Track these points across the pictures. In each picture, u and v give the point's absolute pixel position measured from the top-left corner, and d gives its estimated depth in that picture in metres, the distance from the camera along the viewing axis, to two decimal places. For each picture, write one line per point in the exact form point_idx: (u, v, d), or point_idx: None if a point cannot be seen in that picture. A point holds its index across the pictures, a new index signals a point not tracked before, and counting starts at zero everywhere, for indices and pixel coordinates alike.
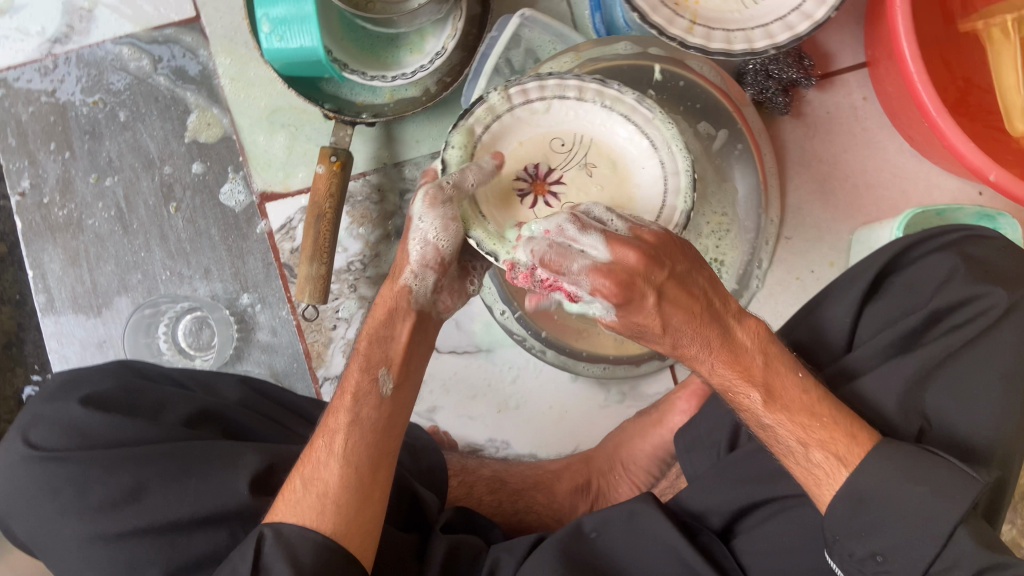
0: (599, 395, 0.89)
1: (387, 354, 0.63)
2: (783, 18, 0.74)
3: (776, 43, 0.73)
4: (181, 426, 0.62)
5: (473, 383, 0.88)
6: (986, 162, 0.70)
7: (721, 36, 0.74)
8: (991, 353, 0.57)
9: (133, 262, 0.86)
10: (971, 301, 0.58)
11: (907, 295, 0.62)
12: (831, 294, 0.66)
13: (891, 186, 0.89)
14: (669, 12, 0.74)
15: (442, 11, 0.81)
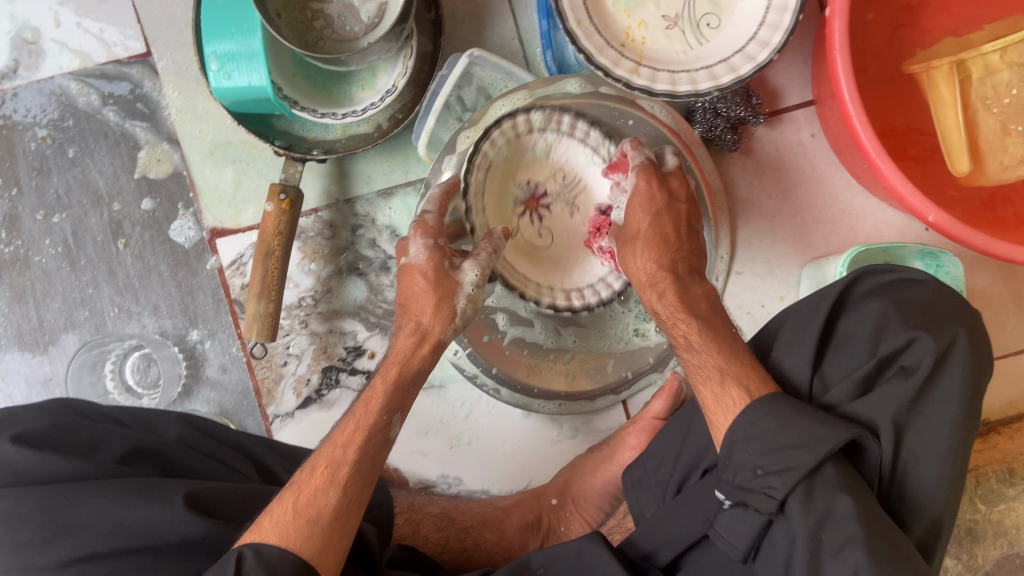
0: (552, 430, 0.89)
1: (403, 398, 0.68)
2: (726, 60, 0.75)
3: (720, 84, 0.74)
4: (115, 464, 0.62)
5: (426, 419, 0.88)
6: (925, 203, 0.71)
7: (665, 77, 0.75)
8: (942, 390, 0.56)
9: (81, 298, 0.85)
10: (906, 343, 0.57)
11: (852, 337, 0.61)
12: (789, 338, 0.65)
13: (838, 223, 0.90)
14: (616, 53, 0.75)
15: (393, 49, 0.81)
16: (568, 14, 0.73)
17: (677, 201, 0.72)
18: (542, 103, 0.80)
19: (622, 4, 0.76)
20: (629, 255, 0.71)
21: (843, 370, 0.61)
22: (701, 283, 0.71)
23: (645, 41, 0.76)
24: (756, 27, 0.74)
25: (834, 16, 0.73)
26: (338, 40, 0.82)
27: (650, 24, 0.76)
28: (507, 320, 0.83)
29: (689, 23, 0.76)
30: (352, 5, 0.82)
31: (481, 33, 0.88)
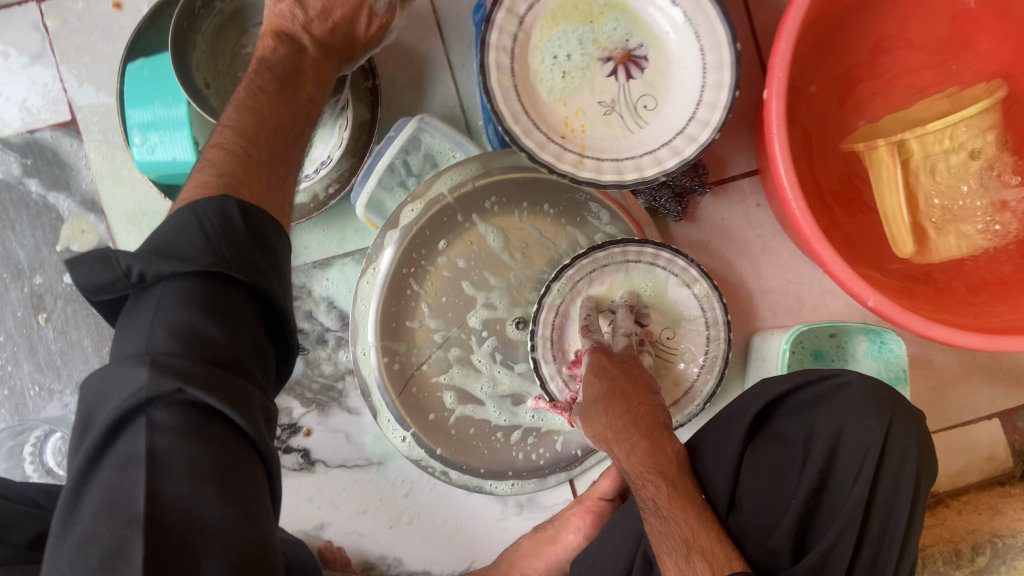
0: (496, 507, 0.86)
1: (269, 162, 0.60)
2: (668, 144, 0.74)
3: (665, 169, 0.74)
4: (25, 547, 0.57)
5: (363, 498, 0.85)
6: (865, 290, 0.69)
7: (610, 166, 0.74)
8: (890, 478, 0.65)
9: (0, 376, 0.82)
10: (820, 460, 0.66)
11: (772, 463, 0.68)
12: (714, 440, 0.72)
13: (785, 294, 0.88)
14: (558, 147, 0.74)
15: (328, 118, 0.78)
16: (504, 113, 0.72)
17: (630, 365, 0.75)
18: (486, 178, 0.79)
19: (556, 92, 0.75)
20: (597, 428, 0.73)
21: (758, 496, 0.67)
22: (671, 439, 0.71)
23: (585, 130, 0.76)
24: (693, 107, 0.73)
25: (772, 97, 0.70)
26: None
27: (587, 111, 0.76)
28: (454, 398, 0.81)
29: (626, 107, 0.76)
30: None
31: (421, 101, 0.86)
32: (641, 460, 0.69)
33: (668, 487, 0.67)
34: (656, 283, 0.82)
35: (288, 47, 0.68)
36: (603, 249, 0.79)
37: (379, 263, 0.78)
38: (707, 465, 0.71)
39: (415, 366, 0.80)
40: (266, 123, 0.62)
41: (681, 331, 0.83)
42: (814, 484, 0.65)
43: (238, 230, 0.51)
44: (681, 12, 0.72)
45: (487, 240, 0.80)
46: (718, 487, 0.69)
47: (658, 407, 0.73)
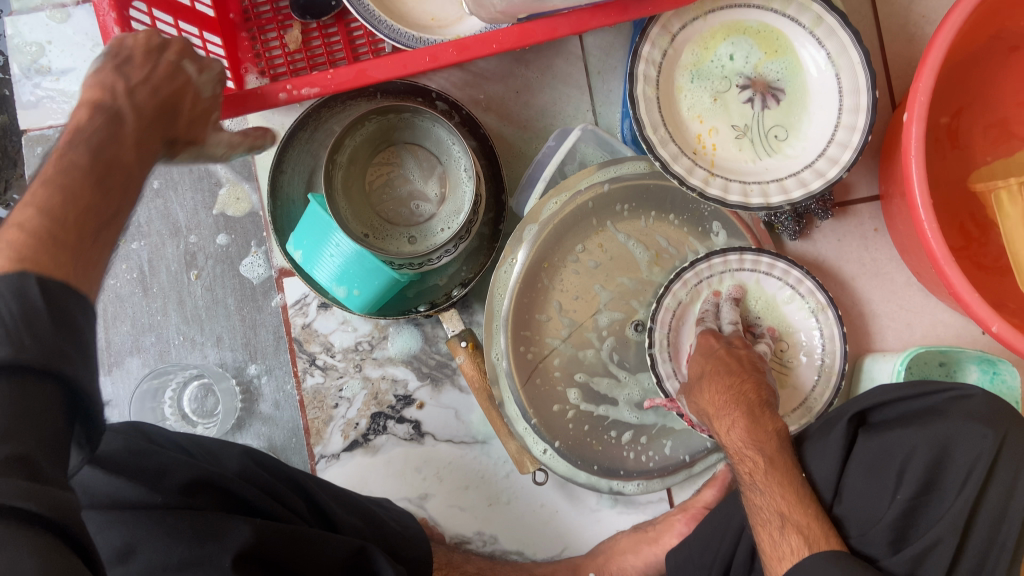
0: (591, 498, 0.89)
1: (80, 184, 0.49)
2: (797, 174, 0.76)
3: (791, 199, 0.75)
4: (178, 493, 0.61)
5: (467, 474, 0.89)
6: (990, 313, 0.70)
7: (738, 188, 0.76)
8: (1001, 482, 0.62)
9: (150, 323, 0.89)
10: (926, 462, 0.63)
11: (875, 458, 0.66)
12: (820, 434, 0.71)
13: (895, 319, 0.90)
14: (689, 161, 0.77)
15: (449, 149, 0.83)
16: (645, 121, 0.75)
17: (737, 347, 0.76)
18: (621, 183, 0.83)
19: (696, 109, 0.79)
20: (702, 404, 0.74)
21: (861, 490, 0.65)
22: (774, 417, 0.70)
23: (716, 148, 0.79)
24: (832, 129, 0.76)
25: (912, 120, 0.73)
26: (420, 223, 0.85)
27: (720, 132, 0.79)
28: (579, 395, 0.85)
29: (757, 134, 0.79)
30: (416, 189, 0.86)
31: (555, 102, 0.90)
32: (735, 440, 0.69)
33: (766, 462, 0.66)
34: (779, 300, 0.86)
35: (102, 114, 0.54)
36: (718, 254, 0.84)
37: (516, 254, 0.82)
38: (812, 452, 0.70)
39: (542, 357, 0.84)
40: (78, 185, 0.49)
41: (794, 341, 0.86)
42: (919, 483, 0.63)
43: (44, 298, 0.41)
44: (825, 54, 0.76)
45: (625, 248, 0.85)
46: (824, 474, 0.68)
47: (773, 390, 0.73)
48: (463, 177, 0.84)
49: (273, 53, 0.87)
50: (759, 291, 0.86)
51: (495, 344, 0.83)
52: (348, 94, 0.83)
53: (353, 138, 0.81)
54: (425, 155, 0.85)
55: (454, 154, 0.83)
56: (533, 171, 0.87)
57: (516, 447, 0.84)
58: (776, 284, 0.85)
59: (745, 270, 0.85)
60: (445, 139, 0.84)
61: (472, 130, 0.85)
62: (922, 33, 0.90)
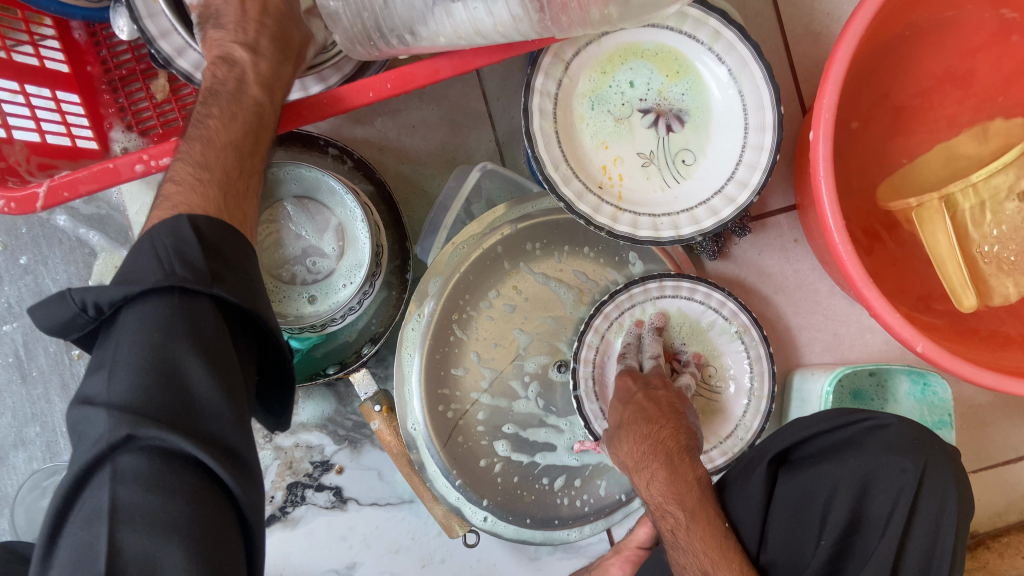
0: (528, 548, 0.85)
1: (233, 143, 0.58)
2: (706, 203, 0.73)
3: (701, 228, 0.72)
4: None
5: (396, 537, 0.84)
6: (913, 334, 0.68)
7: (647, 222, 0.72)
8: (927, 517, 0.60)
9: (31, 412, 0.81)
10: (850, 504, 0.61)
11: (797, 502, 0.63)
12: (742, 472, 0.67)
13: (822, 330, 0.88)
14: (595, 197, 0.72)
15: (341, 199, 0.78)
16: (544, 159, 0.71)
17: (656, 388, 0.70)
18: (529, 221, 0.78)
19: (599, 137, 0.74)
20: (621, 455, 0.69)
21: (785, 534, 0.63)
22: (695, 462, 0.66)
23: (622, 179, 0.74)
24: (739, 151, 0.73)
25: (818, 139, 0.70)
26: (319, 279, 0.80)
27: (625, 160, 0.75)
28: (507, 446, 0.81)
29: (663, 160, 0.75)
30: (312, 244, 0.81)
31: (455, 135, 0.85)
32: (655, 496, 0.65)
33: (687, 516, 0.63)
34: (700, 323, 0.83)
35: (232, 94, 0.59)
36: (637, 284, 0.80)
37: (422, 308, 0.76)
38: (736, 497, 0.67)
39: (462, 413, 0.79)
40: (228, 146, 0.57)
41: (721, 366, 0.84)
42: (842, 528, 0.60)
43: (201, 253, 0.48)
44: (726, 70, 0.72)
45: (539, 286, 0.81)
46: (748, 521, 0.65)
47: (695, 434, 0.68)
48: (358, 226, 0.78)
49: (139, 107, 0.80)
50: (681, 317, 0.83)
51: (411, 414, 0.77)
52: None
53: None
54: (317, 208, 0.80)
55: (346, 204, 0.78)
56: (435, 216, 0.81)
57: (442, 511, 0.79)
58: (699, 309, 0.82)
59: (665, 299, 0.82)
60: (337, 189, 0.78)
61: (367, 176, 0.81)
62: (826, 33, 0.87)
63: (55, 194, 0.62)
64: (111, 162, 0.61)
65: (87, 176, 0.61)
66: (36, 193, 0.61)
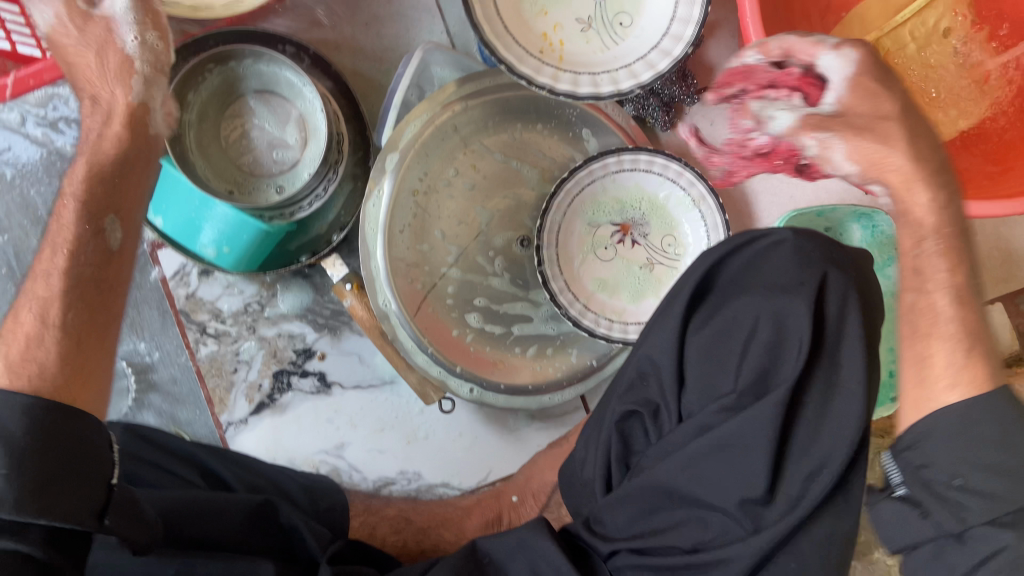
0: (508, 420, 0.89)
1: (103, 209, 0.58)
2: (643, 58, 0.76)
3: (640, 82, 0.75)
4: None
5: (381, 416, 0.88)
6: (847, 163, 0.71)
7: (587, 80, 0.75)
8: (834, 322, 0.59)
9: None
10: (765, 320, 0.60)
11: (713, 336, 0.62)
12: (660, 320, 0.66)
13: (779, 195, 0.90)
14: (536, 61, 0.75)
15: (297, 89, 0.82)
16: (484, 27, 0.74)
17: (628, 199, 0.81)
18: (480, 97, 0.82)
19: (539, 5, 0.78)
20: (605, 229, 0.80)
21: (700, 373, 0.61)
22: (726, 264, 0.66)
23: (563, 44, 0.78)
24: (673, 7, 0.75)
25: None
26: (286, 171, 0.84)
27: (565, 27, 0.78)
28: (480, 318, 0.84)
29: (602, 24, 0.78)
30: (277, 138, 0.85)
31: (408, 31, 0.88)
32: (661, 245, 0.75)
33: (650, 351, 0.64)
34: (653, 192, 0.85)
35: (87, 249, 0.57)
36: (597, 160, 0.82)
37: (382, 184, 0.79)
38: (652, 346, 0.64)
39: (429, 286, 0.82)
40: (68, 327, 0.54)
41: (681, 235, 0.86)
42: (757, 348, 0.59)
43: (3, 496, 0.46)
44: None
45: (496, 163, 0.84)
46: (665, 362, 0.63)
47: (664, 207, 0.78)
48: (318, 116, 0.82)
49: None
50: (639, 191, 0.85)
51: (382, 291, 0.80)
52: (191, 49, 0.82)
53: (198, 92, 0.81)
54: (278, 102, 0.84)
55: (306, 97, 0.82)
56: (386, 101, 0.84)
57: (416, 379, 0.82)
58: (658, 179, 0.84)
59: (620, 174, 0.84)
60: (293, 82, 0.82)
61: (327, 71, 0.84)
62: None
63: None
64: None
65: None
66: None
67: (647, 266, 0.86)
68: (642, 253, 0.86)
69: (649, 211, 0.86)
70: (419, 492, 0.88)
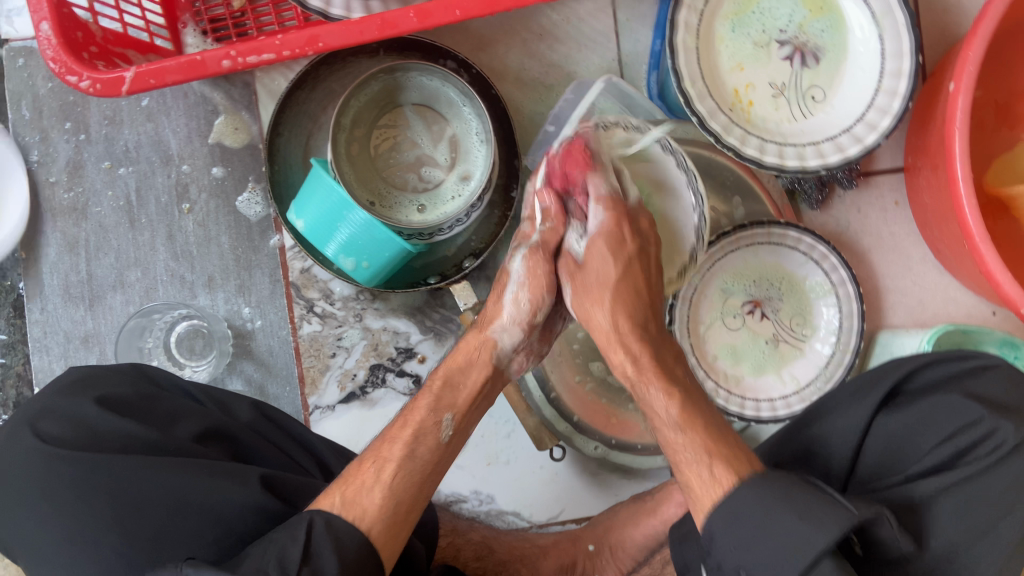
0: (592, 463, 0.87)
1: (455, 399, 0.59)
2: (833, 139, 0.74)
3: (826, 163, 0.73)
4: (189, 441, 0.58)
5: (467, 432, 0.86)
6: (1022, 294, 0.69)
7: (773, 149, 0.73)
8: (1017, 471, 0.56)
9: (136, 257, 0.82)
10: (971, 428, 0.57)
11: (902, 434, 0.60)
12: (845, 400, 0.64)
13: (908, 295, 0.88)
14: (726, 119, 0.73)
15: (460, 110, 0.78)
16: (683, 73, 0.71)
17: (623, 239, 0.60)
18: None
19: (736, 58, 0.75)
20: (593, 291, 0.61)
21: (888, 454, 0.60)
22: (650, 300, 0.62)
23: (752, 105, 0.75)
24: (873, 94, 0.73)
25: (959, 90, 0.70)
26: (428, 189, 0.80)
27: (757, 88, 0.75)
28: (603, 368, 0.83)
29: (795, 93, 0.75)
30: (425, 153, 0.80)
31: (580, 50, 0.85)
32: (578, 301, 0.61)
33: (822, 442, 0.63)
34: (792, 268, 0.84)
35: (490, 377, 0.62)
36: (746, 229, 0.81)
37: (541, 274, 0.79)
38: (826, 431, 0.64)
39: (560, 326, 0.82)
40: (420, 476, 0.55)
41: (812, 319, 0.85)
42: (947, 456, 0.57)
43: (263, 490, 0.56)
44: (871, 14, 0.73)
45: None
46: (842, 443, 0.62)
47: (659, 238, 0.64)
48: (474, 140, 0.79)
49: (262, 11, 0.78)
50: (779, 269, 0.85)
51: None
52: (349, 50, 0.76)
53: (358, 98, 0.75)
54: (433, 118, 0.80)
55: (464, 117, 0.79)
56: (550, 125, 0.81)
57: (534, 423, 0.80)
58: (804, 262, 0.83)
59: (765, 249, 0.83)
60: (454, 100, 0.78)
61: (485, 90, 0.78)
62: (958, 3, 0.87)
63: (141, 80, 0.64)
64: (200, 54, 0.63)
65: (176, 66, 0.64)
66: (124, 76, 0.64)
67: (772, 341, 0.85)
68: (769, 328, 0.86)
69: (787, 291, 0.85)
70: (489, 517, 0.86)
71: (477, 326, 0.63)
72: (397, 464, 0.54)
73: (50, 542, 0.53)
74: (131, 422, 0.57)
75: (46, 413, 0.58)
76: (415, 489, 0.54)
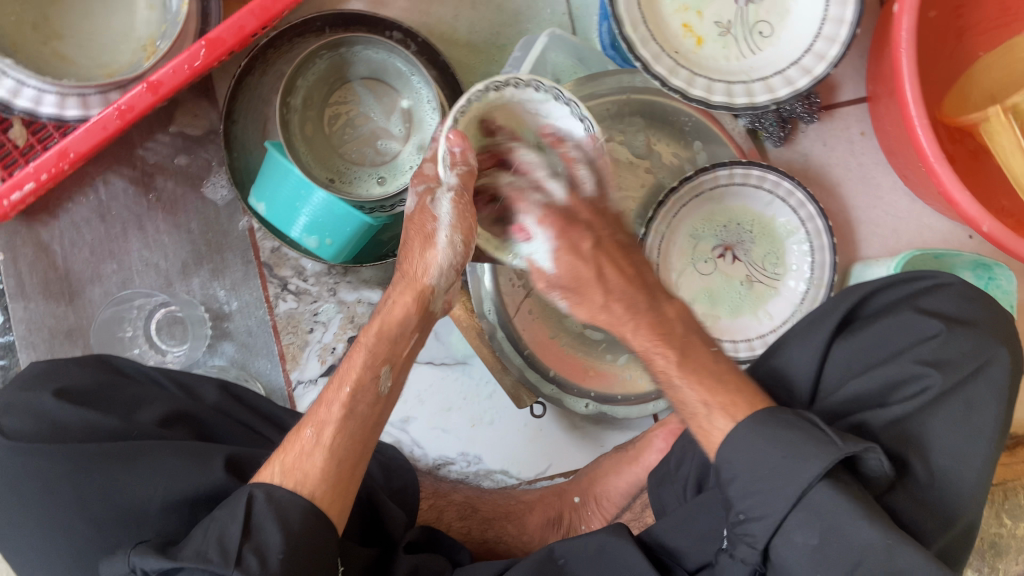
0: (575, 416, 0.88)
1: (393, 351, 0.60)
2: (782, 72, 0.73)
3: (776, 97, 0.73)
4: (152, 426, 0.60)
5: (449, 396, 0.87)
6: (981, 212, 0.69)
7: (721, 89, 0.73)
8: (988, 392, 0.54)
9: (110, 250, 0.84)
10: (930, 341, 0.56)
11: (862, 356, 0.58)
12: (803, 326, 0.62)
13: (881, 225, 0.88)
14: (671, 61, 0.73)
15: (408, 80, 0.79)
16: (624, 19, 0.71)
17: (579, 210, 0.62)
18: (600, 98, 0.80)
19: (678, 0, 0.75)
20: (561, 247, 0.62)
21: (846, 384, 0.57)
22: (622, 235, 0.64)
23: (698, 46, 0.75)
24: (819, 22, 0.72)
25: (902, 11, 0.69)
26: (386, 162, 0.81)
27: (703, 29, 0.75)
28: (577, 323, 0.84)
29: (741, 30, 0.75)
30: (379, 127, 0.81)
31: (529, 6, 0.85)
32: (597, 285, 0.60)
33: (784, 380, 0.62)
34: (759, 209, 0.84)
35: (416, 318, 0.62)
36: (708, 172, 0.81)
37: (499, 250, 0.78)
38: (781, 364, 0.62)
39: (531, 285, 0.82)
40: (358, 443, 0.56)
41: (783, 257, 0.85)
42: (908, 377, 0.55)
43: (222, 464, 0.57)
44: None
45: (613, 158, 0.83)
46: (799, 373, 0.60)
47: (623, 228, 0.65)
48: (427, 108, 0.79)
49: None
50: (747, 211, 0.84)
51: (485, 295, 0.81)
52: (294, 31, 0.77)
53: (305, 77, 0.77)
54: (384, 91, 0.80)
55: (414, 86, 0.79)
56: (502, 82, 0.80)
57: (510, 382, 0.83)
58: (770, 202, 0.83)
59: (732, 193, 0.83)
60: (402, 71, 0.79)
61: (431, 55, 0.78)
62: None
63: None
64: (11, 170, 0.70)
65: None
66: None
67: (746, 283, 0.85)
68: (741, 270, 0.86)
69: (758, 233, 0.85)
70: (476, 477, 0.87)
71: (404, 279, 0.62)
72: (333, 429, 0.55)
73: (34, 527, 0.56)
74: (93, 411, 0.59)
75: (10, 407, 0.60)
76: (356, 453, 0.56)
